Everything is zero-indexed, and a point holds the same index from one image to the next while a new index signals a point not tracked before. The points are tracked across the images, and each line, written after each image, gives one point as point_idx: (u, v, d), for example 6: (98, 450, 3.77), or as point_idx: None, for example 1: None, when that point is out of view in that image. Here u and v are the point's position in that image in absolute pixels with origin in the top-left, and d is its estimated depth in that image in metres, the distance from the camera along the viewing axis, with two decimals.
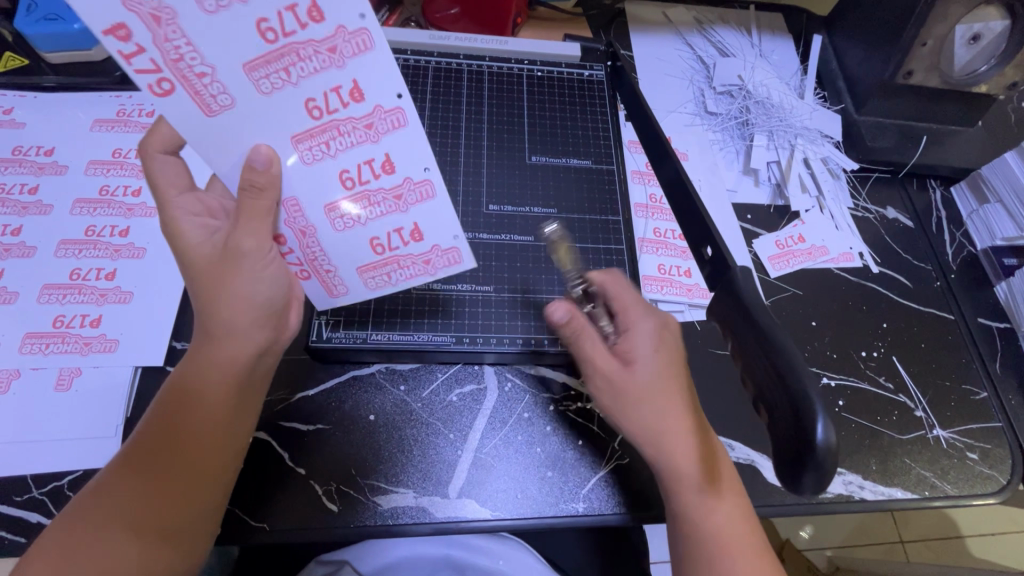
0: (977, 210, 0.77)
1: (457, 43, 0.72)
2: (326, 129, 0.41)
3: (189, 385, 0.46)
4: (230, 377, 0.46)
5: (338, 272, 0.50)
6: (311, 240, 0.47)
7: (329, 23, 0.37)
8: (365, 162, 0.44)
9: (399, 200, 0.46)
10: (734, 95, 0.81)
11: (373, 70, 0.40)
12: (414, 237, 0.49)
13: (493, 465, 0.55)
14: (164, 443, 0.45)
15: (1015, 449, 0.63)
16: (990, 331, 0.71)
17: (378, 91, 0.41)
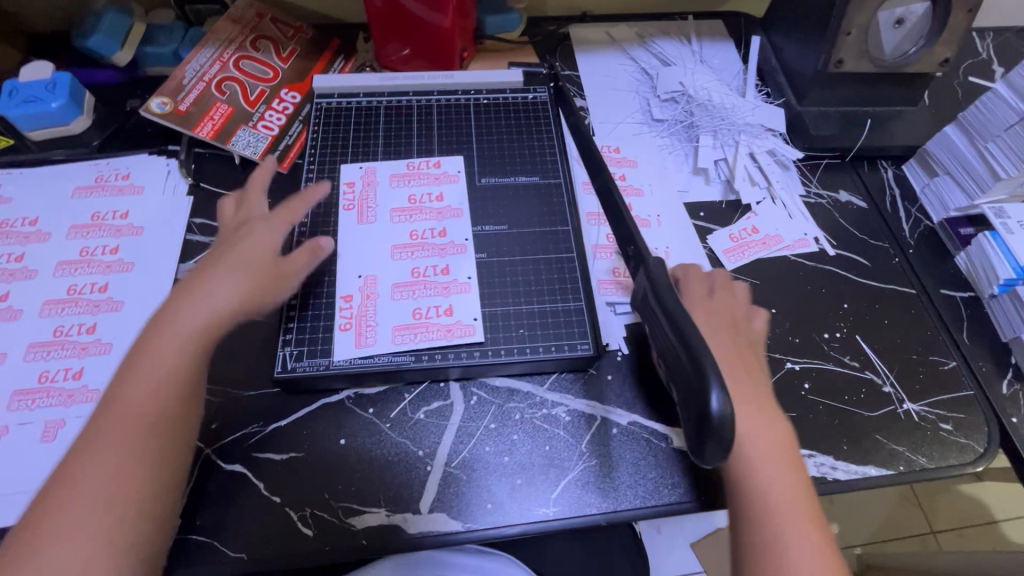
0: (928, 184, 0.78)
1: (405, 82, 0.77)
2: (411, 245, 0.66)
3: (133, 379, 0.48)
4: (175, 360, 0.49)
5: (376, 327, 0.61)
6: (368, 303, 0.62)
7: (449, 205, 0.69)
8: (431, 266, 0.65)
9: (444, 289, 0.64)
10: (678, 100, 0.85)
11: (457, 225, 0.68)
12: (445, 313, 0.62)
13: (462, 477, 0.57)
14: (112, 439, 0.45)
15: (990, 416, 0.63)
16: (954, 300, 0.71)
17: (456, 234, 0.67)
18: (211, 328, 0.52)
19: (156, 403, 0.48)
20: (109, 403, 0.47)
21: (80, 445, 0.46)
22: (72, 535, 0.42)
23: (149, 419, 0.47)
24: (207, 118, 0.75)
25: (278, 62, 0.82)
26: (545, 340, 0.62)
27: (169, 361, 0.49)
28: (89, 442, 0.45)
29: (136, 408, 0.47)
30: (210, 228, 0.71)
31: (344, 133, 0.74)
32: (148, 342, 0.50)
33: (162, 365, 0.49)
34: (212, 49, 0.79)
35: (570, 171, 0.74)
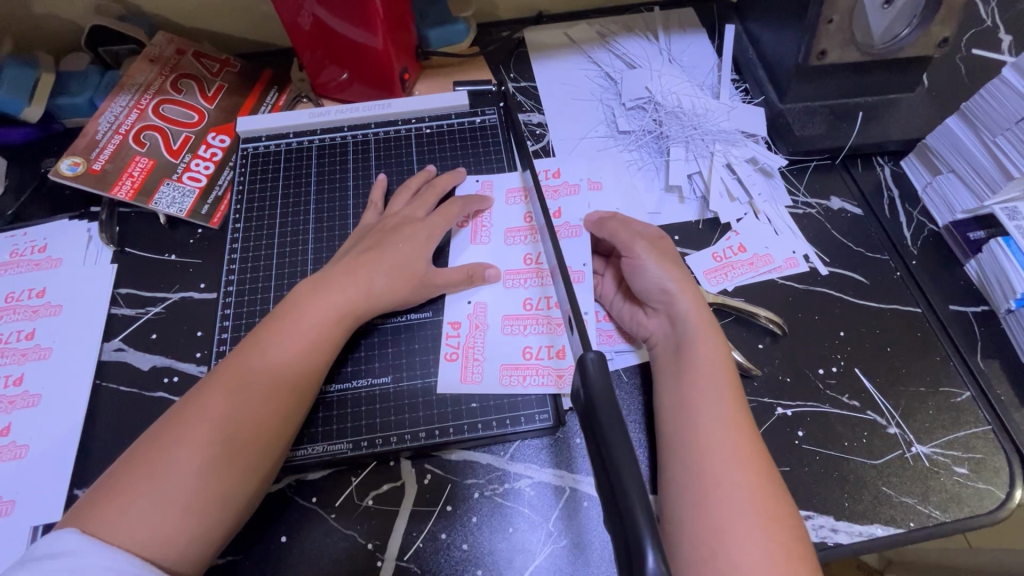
0: (931, 182, 0.69)
1: (338, 116, 0.72)
2: (524, 271, 0.63)
3: (251, 370, 0.51)
4: (302, 360, 0.53)
5: (484, 362, 0.58)
6: (476, 333, 0.59)
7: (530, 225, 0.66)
8: (544, 297, 0.61)
9: (557, 325, 0.60)
10: (645, 108, 0.77)
11: (577, 249, 0.64)
12: (558, 354, 0.58)
13: (416, 571, 0.51)
14: (197, 425, 0.48)
15: (1011, 454, 0.56)
16: (965, 317, 0.63)
17: (576, 260, 0.63)
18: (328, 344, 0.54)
19: (271, 403, 0.50)
20: (232, 387, 0.50)
21: (172, 422, 0.48)
22: (154, 506, 0.44)
23: (262, 420, 0.49)
24: (126, 175, 0.68)
25: (203, 103, 0.75)
26: (499, 411, 0.56)
27: (284, 369, 0.52)
28: (194, 421, 0.48)
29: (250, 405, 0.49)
30: (137, 298, 0.65)
31: (273, 182, 0.69)
32: (253, 343, 0.53)
33: (282, 370, 0.52)
34: (129, 96, 0.73)
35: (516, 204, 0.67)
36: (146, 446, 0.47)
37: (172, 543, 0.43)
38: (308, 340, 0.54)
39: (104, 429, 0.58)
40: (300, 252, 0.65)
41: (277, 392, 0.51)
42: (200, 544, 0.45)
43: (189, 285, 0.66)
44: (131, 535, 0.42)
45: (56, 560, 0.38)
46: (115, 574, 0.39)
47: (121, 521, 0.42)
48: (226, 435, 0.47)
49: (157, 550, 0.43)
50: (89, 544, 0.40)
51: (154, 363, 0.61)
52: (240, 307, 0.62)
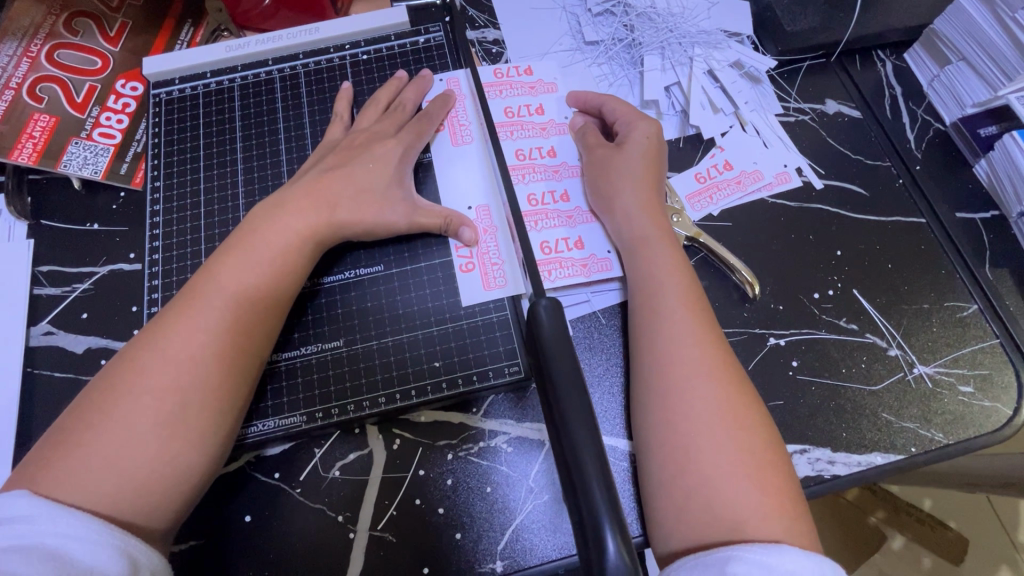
0: (938, 76, 0.62)
1: (259, 48, 0.62)
2: (521, 166, 0.59)
3: (194, 311, 0.45)
4: (251, 299, 0.47)
5: (502, 264, 0.54)
6: (488, 237, 0.55)
7: (509, 116, 0.61)
8: (548, 192, 0.58)
9: (568, 220, 0.57)
10: (613, 12, 0.67)
11: (568, 144, 0.60)
12: (578, 246, 0.56)
13: (392, 540, 0.48)
14: (141, 377, 0.42)
15: (1019, 369, 0.52)
16: (973, 225, 0.58)
17: (568, 153, 0.60)
18: (285, 275, 0.49)
19: (225, 347, 0.45)
20: (174, 333, 0.44)
21: (118, 372, 0.43)
22: (111, 463, 0.40)
23: (222, 363, 0.44)
24: (25, 136, 0.60)
25: (106, 45, 0.65)
26: (466, 366, 0.51)
27: (239, 308, 0.46)
28: (142, 372, 0.42)
29: (203, 350, 0.44)
30: (61, 275, 0.58)
31: (193, 131, 0.61)
32: (199, 282, 0.47)
33: (227, 318, 0.45)
34: (15, 42, 0.62)
35: (474, 117, 0.60)
36: (94, 399, 0.42)
37: (139, 498, 0.40)
38: (248, 284, 0.47)
39: (44, 420, 0.54)
40: (230, 210, 0.57)
41: (236, 334, 0.45)
42: (171, 497, 0.42)
43: (117, 256, 0.59)
44: (91, 495, 0.39)
45: (5, 527, 0.35)
46: (69, 541, 0.36)
47: (75, 480, 0.39)
48: (181, 382, 0.43)
49: (123, 508, 0.39)
50: (42, 506, 0.37)
51: (88, 345, 0.56)
52: (172, 274, 0.56)
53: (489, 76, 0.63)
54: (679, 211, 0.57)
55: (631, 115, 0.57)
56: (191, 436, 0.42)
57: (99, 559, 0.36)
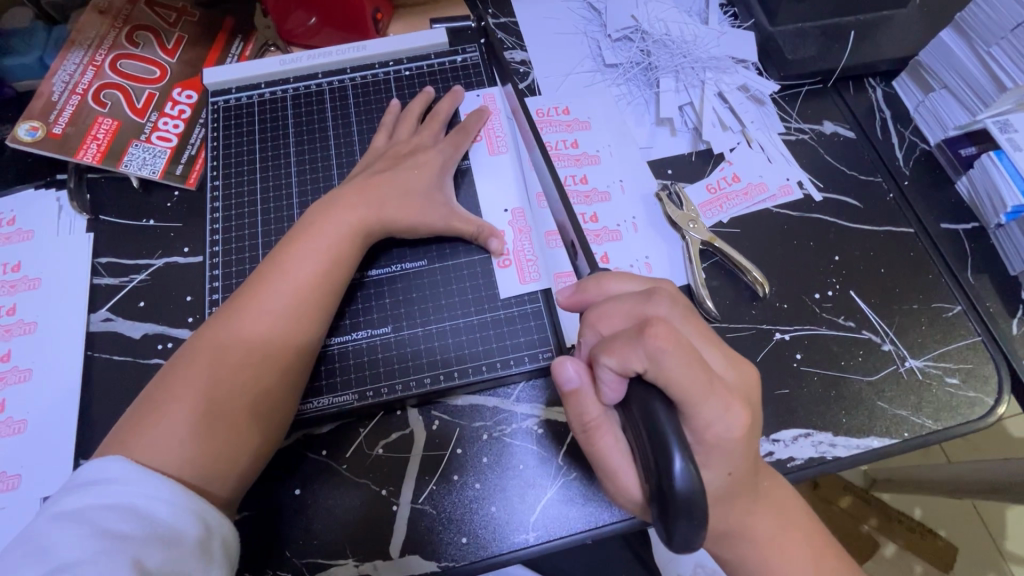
0: (924, 101, 0.68)
1: (310, 63, 0.68)
2: None
3: (256, 309, 0.50)
4: (307, 299, 0.51)
5: (536, 260, 0.60)
6: (522, 237, 0.60)
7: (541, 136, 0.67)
8: (579, 213, 0.64)
9: (596, 237, 0.63)
10: (632, 38, 0.74)
11: (599, 171, 0.66)
12: (603, 260, 0.61)
13: (432, 513, 0.52)
14: (209, 366, 0.47)
15: (998, 363, 0.58)
16: (956, 235, 0.64)
17: (595, 166, 0.66)
18: (339, 267, 0.53)
19: (284, 343, 0.50)
20: (239, 328, 0.49)
21: (193, 353, 0.48)
22: (192, 431, 0.45)
23: (284, 345, 0.50)
24: (90, 138, 0.64)
25: (164, 57, 0.70)
26: (501, 351, 0.56)
27: (295, 305, 0.51)
28: (209, 361, 0.47)
29: (269, 332, 0.49)
30: (119, 267, 0.63)
31: (249, 136, 0.66)
32: (259, 281, 0.51)
33: (286, 315, 0.50)
34: (81, 52, 0.68)
35: (511, 132, 0.66)
36: (167, 382, 0.47)
37: (214, 464, 0.45)
38: (306, 279, 0.52)
39: (103, 400, 0.57)
40: (284, 208, 0.62)
41: (296, 320, 0.50)
42: (241, 465, 0.46)
43: (172, 249, 0.63)
44: (175, 458, 0.43)
45: (104, 487, 0.40)
46: (157, 504, 0.40)
47: (162, 445, 0.44)
48: (244, 373, 0.47)
49: (201, 473, 0.44)
50: (133, 472, 0.41)
51: (145, 331, 0.60)
52: (229, 266, 0.60)
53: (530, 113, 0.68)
54: (696, 218, 0.62)
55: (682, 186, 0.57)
56: (260, 410, 0.47)
57: (183, 522, 0.40)
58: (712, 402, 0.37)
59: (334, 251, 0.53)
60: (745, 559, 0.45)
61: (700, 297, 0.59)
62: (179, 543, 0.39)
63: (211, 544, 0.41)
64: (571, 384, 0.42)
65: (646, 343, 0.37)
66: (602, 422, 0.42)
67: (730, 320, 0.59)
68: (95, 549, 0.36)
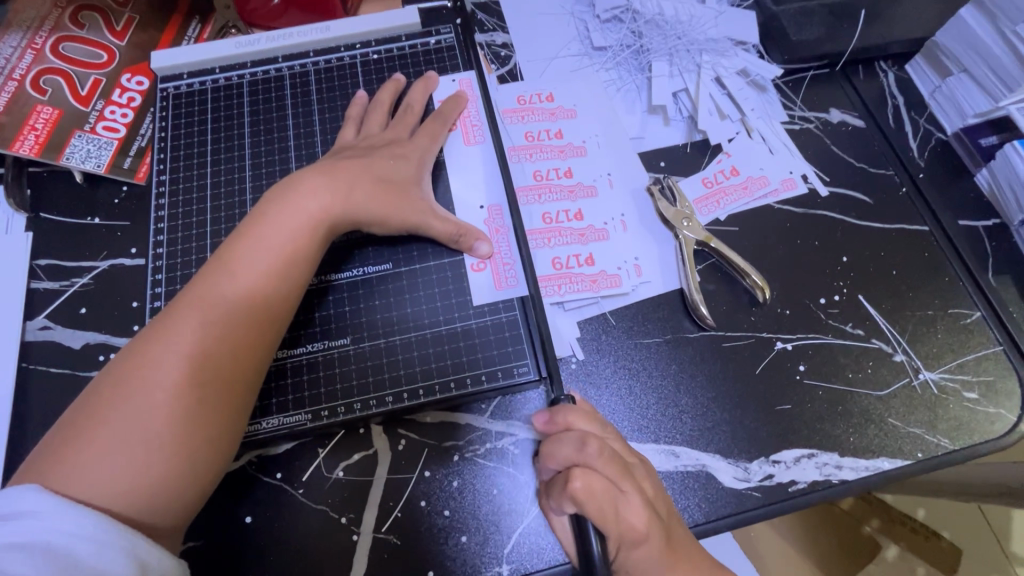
0: (940, 87, 0.63)
1: (270, 45, 0.62)
2: (537, 187, 0.59)
3: (200, 312, 0.44)
4: (259, 300, 0.46)
5: (514, 264, 0.54)
6: (499, 237, 0.55)
7: (521, 125, 0.62)
8: (562, 210, 0.58)
9: (581, 237, 0.57)
10: (622, 19, 0.68)
11: (584, 164, 0.60)
12: (588, 262, 0.56)
13: (396, 544, 0.47)
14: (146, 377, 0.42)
15: (1022, 375, 0.53)
16: (975, 234, 0.58)
17: (579, 160, 0.60)
18: (296, 263, 0.48)
19: (234, 350, 0.44)
20: (181, 331, 0.43)
21: (127, 363, 0.42)
22: (122, 457, 0.39)
23: (234, 354, 0.44)
24: (28, 128, 0.59)
25: (111, 39, 0.64)
26: (474, 365, 0.51)
27: (245, 307, 0.45)
28: (144, 372, 0.42)
29: (215, 339, 0.44)
30: (60, 270, 0.57)
31: (202, 125, 0.60)
32: (207, 279, 0.46)
33: (235, 319, 0.45)
34: (19, 34, 0.62)
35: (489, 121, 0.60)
36: (97, 397, 0.41)
37: (150, 494, 0.40)
38: (259, 277, 0.46)
39: (39, 416, 0.52)
40: (238, 204, 0.57)
41: (247, 325, 0.45)
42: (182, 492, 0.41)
43: (118, 251, 0.58)
44: (103, 488, 0.38)
45: (14, 522, 0.35)
46: (76, 542, 0.35)
47: (88, 473, 0.38)
48: (187, 385, 0.42)
49: (134, 505, 0.39)
50: (50, 503, 0.36)
51: (87, 341, 0.55)
52: (176, 269, 0.55)
53: (510, 102, 0.62)
54: (690, 215, 0.57)
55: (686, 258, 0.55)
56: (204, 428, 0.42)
57: (108, 562, 0.35)
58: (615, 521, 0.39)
59: (291, 245, 0.48)
60: None
61: (694, 303, 0.54)
62: None
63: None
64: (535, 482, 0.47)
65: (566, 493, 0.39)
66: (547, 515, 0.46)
67: (727, 327, 0.54)
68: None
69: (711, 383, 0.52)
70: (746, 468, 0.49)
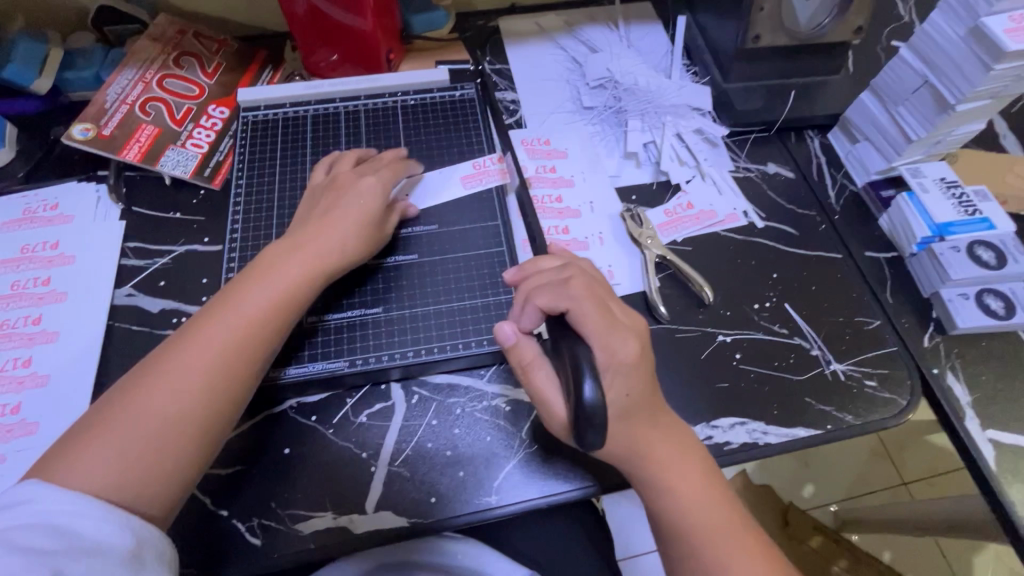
0: (851, 150, 0.80)
1: (330, 89, 0.79)
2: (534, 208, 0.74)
3: (196, 343, 0.53)
4: (245, 335, 0.55)
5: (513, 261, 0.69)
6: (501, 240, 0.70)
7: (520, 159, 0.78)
8: (553, 226, 0.73)
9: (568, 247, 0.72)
10: (606, 86, 0.86)
11: (572, 193, 0.76)
12: None
13: (406, 475, 0.58)
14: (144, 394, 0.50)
15: (912, 371, 0.66)
16: (878, 262, 0.74)
17: (568, 189, 0.76)
18: (280, 306, 0.57)
19: (220, 377, 0.53)
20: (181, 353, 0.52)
21: (132, 382, 0.51)
22: (116, 459, 0.47)
23: (215, 381, 0.52)
24: (133, 140, 0.74)
25: (203, 78, 0.81)
26: (477, 334, 0.64)
27: (232, 341, 0.54)
28: (142, 393, 0.50)
29: (209, 364, 0.52)
30: (145, 250, 0.71)
31: (272, 144, 0.76)
32: (206, 317, 0.55)
33: (226, 351, 0.53)
34: (133, 69, 0.79)
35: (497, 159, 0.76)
36: (104, 409, 0.50)
37: (136, 488, 0.47)
38: (251, 314, 0.55)
39: (119, 364, 0.64)
40: (297, 206, 0.72)
41: (230, 356, 0.53)
42: (166, 488, 0.49)
43: (194, 238, 0.72)
44: (96, 484, 0.46)
45: (21, 507, 0.42)
46: (79, 519, 0.43)
47: (84, 471, 0.46)
48: (177, 405, 0.50)
49: (123, 496, 0.47)
50: (56, 491, 0.43)
51: (162, 307, 0.67)
52: (245, 251, 0.69)
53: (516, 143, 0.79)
54: (653, 235, 0.72)
55: (650, 273, 0.69)
56: (191, 438, 0.50)
57: (110, 536, 0.43)
58: (618, 334, 0.49)
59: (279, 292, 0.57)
60: (672, 518, 0.50)
61: (654, 301, 0.67)
62: (107, 552, 0.42)
63: (143, 553, 0.44)
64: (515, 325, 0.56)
65: (568, 286, 0.51)
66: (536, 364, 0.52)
67: (679, 321, 0.68)
68: (16, 562, 0.39)
69: (666, 365, 0.65)
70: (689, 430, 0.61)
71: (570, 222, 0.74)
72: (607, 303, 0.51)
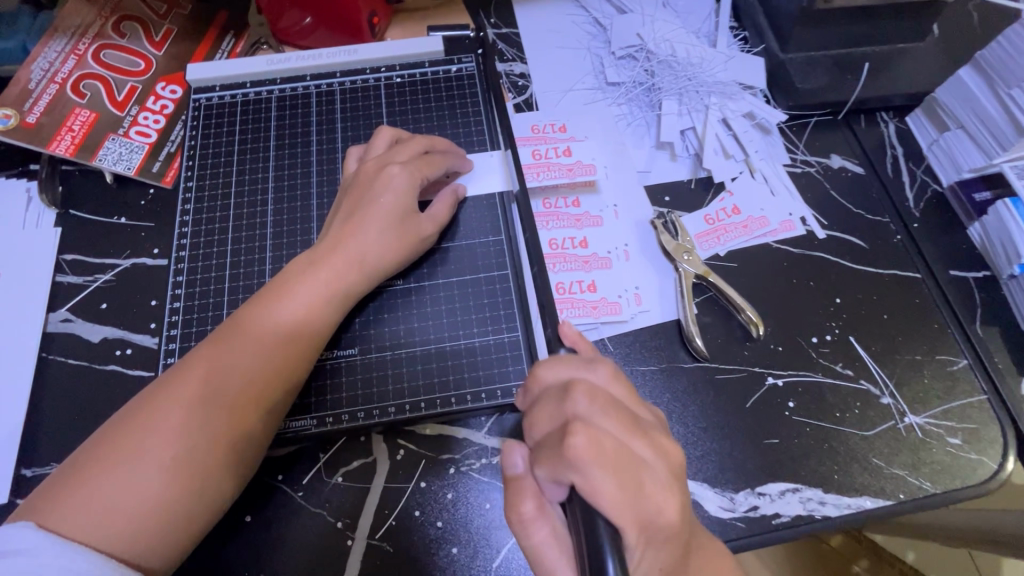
0: (938, 140, 0.65)
1: (299, 64, 0.65)
2: (546, 214, 0.62)
3: (218, 365, 0.46)
4: (271, 359, 0.47)
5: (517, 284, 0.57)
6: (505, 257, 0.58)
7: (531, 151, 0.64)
8: (568, 237, 0.61)
9: (585, 264, 0.60)
10: (636, 57, 0.71)
11: (591, 195, 0.63)
12: (590, 288, 0.58)
13: (389, 551, 0.49)
14: (155, 422, 0.43)
15: (1006, 425, 0.54)
16: (965, 284, 0.60)
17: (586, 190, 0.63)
18: (315, 322, 0.50)
19: (243, 407, 0.45)
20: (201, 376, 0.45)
21: (142, 407, 0.44)
22: (124, 498, 0.40)
23: (236, 412, 0.45)
24: (65, 129, 0.62)
25: (150, 49, 0.68)
26: (473, 381, 0.53)
27: (259, 363, 0.47)
28: (153, 420, 0.43)
29: (231, 391, 0.45)
30: (84, 265, 0.60)
31: (229, 136, 0.63)
32: (228, 334, 0.47)
33: (250, 377, 0.46)
34: (64, 39, 0.65)
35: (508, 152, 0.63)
36: (110, 437, 0.43)
37: (138, 538, 0.40)
38: (276, 335, 0.48)
39: (53, 407, 0.54)
40: (258, 214, 0.60)
41: (262, 380, 0.46)
42: (172, 538, 0.42)
43: (141, 250, 0.60)
44: (92, 527, 0.39)
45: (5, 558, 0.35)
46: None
47: (82, 514, 0.39)
48: (191, 439, 0.43)
49: (122, 545, 0.40)
50: (47, 541, 0.37)
51: (104, 336, 0.57)
52: (196, 272, 0.57)
53: (525, 130, 0.65)
54: (691, 249, 0.59)
55: (685, 299, 0.57)
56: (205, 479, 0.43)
57: None
58: (645, 504, 0.36)
59: (307, 307, 0.49)
60: None
61: (689, 334, 0.55)
62: None
63: None
64: (514, 472, 0.40)
65: (568, 446, 0.36)
66: (541, 516, 0.39)
67: (720, 360, 0.56)
68: None
69: (703, 416, 0.54)
70: (730, 499, 0.51)
71: (589, 233, 0.61)
72: (625, 453, 0.37)
